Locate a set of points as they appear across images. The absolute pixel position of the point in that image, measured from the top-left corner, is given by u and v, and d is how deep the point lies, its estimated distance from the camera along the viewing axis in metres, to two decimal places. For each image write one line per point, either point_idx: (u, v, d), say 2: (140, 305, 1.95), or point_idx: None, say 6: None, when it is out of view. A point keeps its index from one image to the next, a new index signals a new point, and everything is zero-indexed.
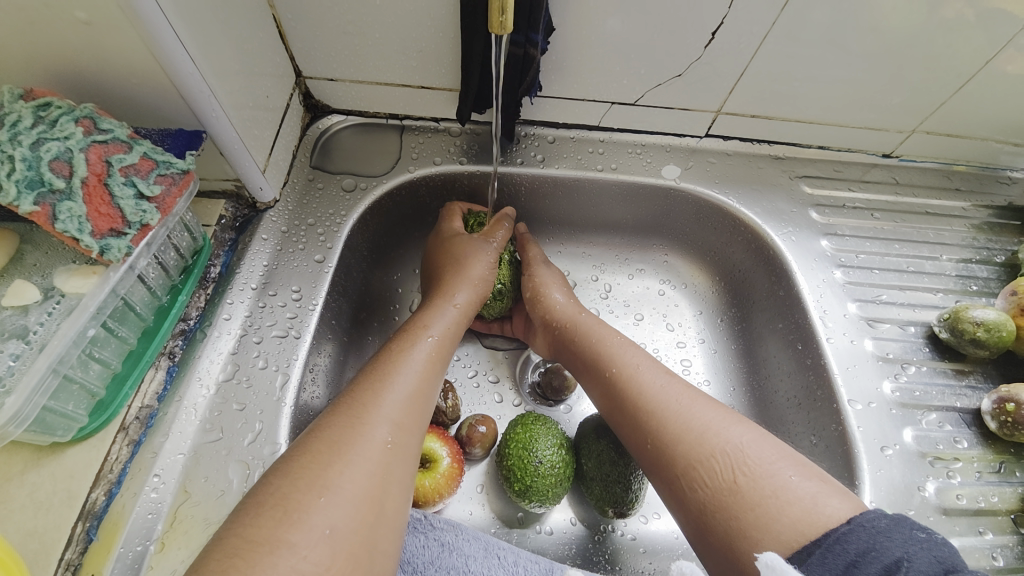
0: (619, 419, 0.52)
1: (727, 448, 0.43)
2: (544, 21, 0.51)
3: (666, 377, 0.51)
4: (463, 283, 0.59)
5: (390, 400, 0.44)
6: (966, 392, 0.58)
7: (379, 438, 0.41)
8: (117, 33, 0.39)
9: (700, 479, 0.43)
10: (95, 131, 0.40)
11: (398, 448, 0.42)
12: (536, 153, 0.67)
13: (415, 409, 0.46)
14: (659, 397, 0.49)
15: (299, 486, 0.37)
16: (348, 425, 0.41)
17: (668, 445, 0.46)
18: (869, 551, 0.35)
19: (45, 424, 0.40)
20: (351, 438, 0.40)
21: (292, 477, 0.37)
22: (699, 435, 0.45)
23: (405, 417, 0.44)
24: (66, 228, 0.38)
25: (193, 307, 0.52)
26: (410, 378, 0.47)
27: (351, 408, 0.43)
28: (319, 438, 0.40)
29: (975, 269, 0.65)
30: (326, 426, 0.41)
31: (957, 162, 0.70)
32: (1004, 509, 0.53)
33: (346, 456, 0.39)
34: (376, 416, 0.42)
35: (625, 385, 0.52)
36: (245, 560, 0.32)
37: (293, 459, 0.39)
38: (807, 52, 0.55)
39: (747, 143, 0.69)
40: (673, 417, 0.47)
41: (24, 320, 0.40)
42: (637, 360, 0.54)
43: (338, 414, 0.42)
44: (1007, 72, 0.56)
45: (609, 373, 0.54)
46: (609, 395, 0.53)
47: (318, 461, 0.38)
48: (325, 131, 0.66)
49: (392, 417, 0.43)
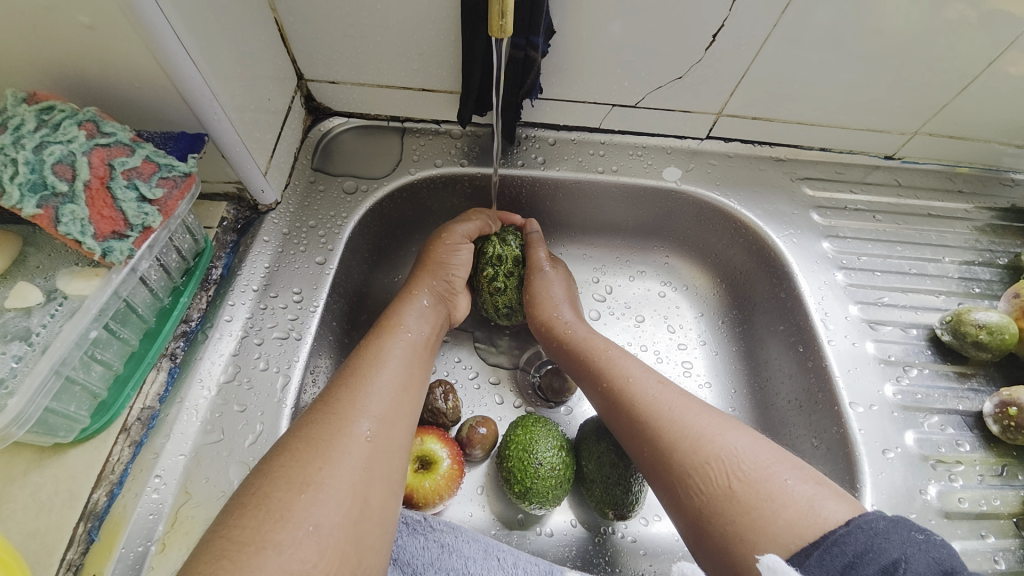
0: (620, 431, 0.52)
1: (721, 454, 0.43)
2: (545, 23, 0.51)
3: (658, 385, 0.51)
4: (427, 273, 0.60)
5: (370, 394, 0.44)
6: (968, 395, 0.58)
7: (360, 433, 0.41)
8: (120, 36, 0.39)
9: (695, 484, 0.43)
10: (98, 135, 0.41)
11: (382, 440, 0.42)
12: (537, 155, 0.67)
13: (397, 402, 0.46)
14: (653, 406, 0.49)
15: (280, 485, 0.37)
16: (328, 421, 0.41)
17: (664, 452, 0.46)
18: (866, 552, 0.34)
19: (46, 425, 0.40)
20: (331, 434, 0.40)
21: (274, 476, 0.38)
22: (693, 441, 0.45)
23: (388, 410, 0.44)
24: (69, 231, 0.38)
25: (194, 308, 0.52)
26: (391, 372, 0.47)
27: (331, 405, 0.43)
28: (298, 435, 0.40)
29: (977, 271, 0.65)
30: (305, 424, 0.42)
31: (959, 164, 0.70)
32: (1006, 512, 0.52)
33: (328, 453, 0.39)
34: (356, 412, 0.43)
35: (620, 396, 0.52)
36: (235, 562, 0.33)
37: (274, 457, 0.39)
38: (808, 53, 0.55)
39: (748, 145, 0.69)
40: (667, 424, 0.47)
41: (27, 323, 0.40)
42: (629, 369, 0.54)
43: (318, 411, 0.43)
44: (1010, 74, 0.56)
45: (604, 383, 0.54)
46: (607, 406, 0.53)
47: (299, 458, 0.39)
48: (326, 133, 0.66)
49: (374, 411, 0.43)
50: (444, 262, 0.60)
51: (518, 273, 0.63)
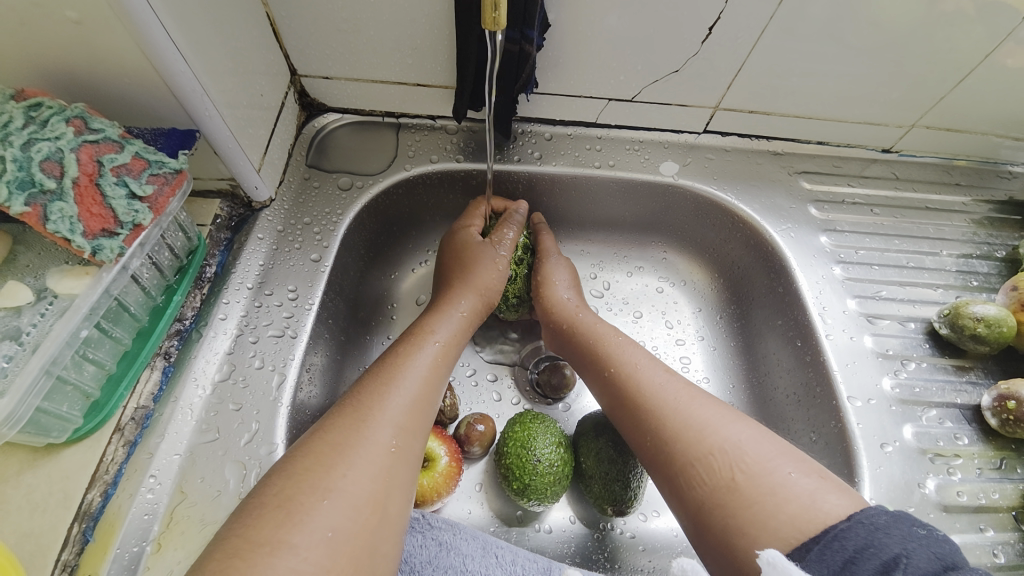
0: (622, 419, 0.51)
1: (725, 446, 0.43)
2: (539, 17, 0.51)
3: (664, 375, 0.51)
4: (470, 290, 0.59)
5: (395, 403, 0.44)
6: (966, 388, 0.58)
7: (385, 442, 0.41)
8: (109, 32, 0.39)
9: (698, 475, 0.43)
10: (86, 131, 0.40)
11: (403, 453, 0.42)
12: (534, 151, 0.67)
13: (420, 414, 0.46)
14: (656, 395, 0.49)
15: (302, 488, 0.37)
16: (353, 427, 0.41)
17: (665, 442, 0.46)
18: (867, 548, 0.34)
19: (39, 425, 0.40)
20: (355, 441, 0.40)
21: (297, 479, 0.37)
22: (697, 433, 0.45)
23: (411, 421, 0.44)
24: (58, 229, 0.38)
25: (188, 306, 0.51)
26: (417, 381, 0.47)
27: (355, 410, 0.43)
28: (323, 439, 0.40)
29: (976, 264, 0.65)
30: (331, 427, 0.41)
31: (957, 157, 0.69)
32: (1005, 505, 0.52)
33: (351, 459, 0.39)
34: (381, 420, 0.42)
35: (625, 383, 0.52)
36: (245, 561, 0.32)
37: (298, 459, 0.39)
38: (805, 46, 0.55)
39: (746, 139, 0.69)
40: (671, 414, 0.47)
41: (17, 322, 0.40)
42: (636, 357, 0.53)
43: (342, 415, 0.42)
44: (1007, 66, 0.56)
45: (609, 372, 0.54)
46: (609, 395, 0.53)
47: (322, 463, 0.38)
48: (321, 129, 0.65)
49: (397, 421, 0.43)
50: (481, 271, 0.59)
51: (526, 260, 0.64)
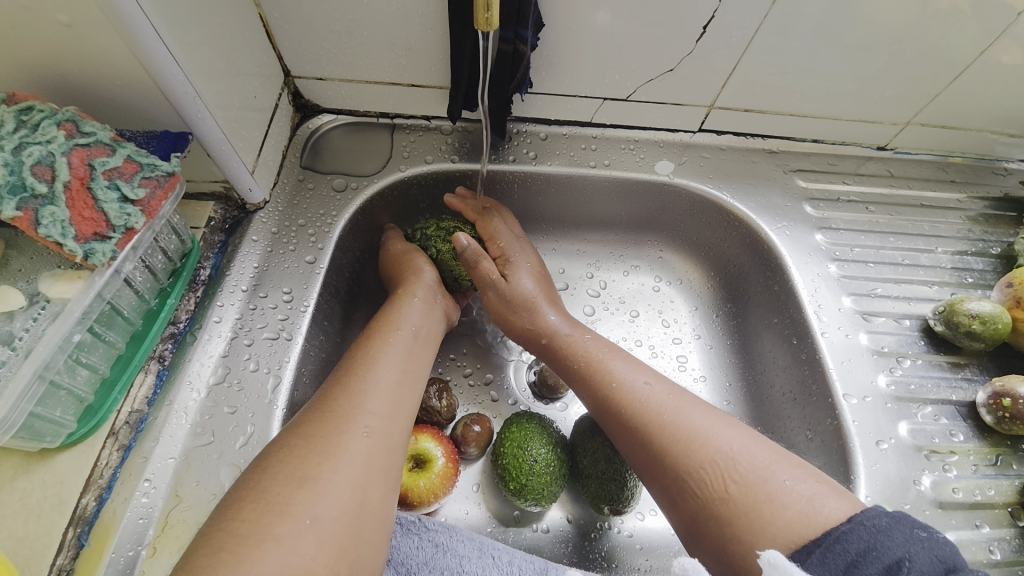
0: (612, 434, 0.51)
1: (717, 456, 0.43)
2: (533, 17, 0.51)
3: (646, 386, 0.50)
4: (416, 279, 0.59)
5: (367, 392, 0.44)
6: (962, 384, 0.58)
7: (359, 429, 0.41)
8: (100, 34, 0.38)
9: (692, 486, 0.43)
10: (77, 134, 0.40)
11: (380, 435, 0.42)
12: (529, 151, 0.67)
13: (397, 400, 0.45)
14: (642, 411, 0.48)
15: (280, 479, 0.37)
16: (326, 418, 0.41)
17: (657, 454, 0.46)
18: (870, 551, 0.34)
19: (33, 430, 0.40)
20: (330, 431, 0.40)
21: (273, 470, 0.37)
22: (687, 444, 0.44)
23: (388, 407, 0.44)
24: (49, 233, 0.37)
25: (182, 310, 0.51)
26: (388, 370, 0.47)
27: (325, 403, 0.43)
28: (297, 432, 0.40)
29: (970, 261, 0.65)
30: (305, 421, 0.41)
31: (952, 154, 0.70)
32: (1001, 502, 0.52)
33: (326, 448, 0.39)
34: (354, 409, 0.42)
35: (611, 394, 0.51)
36: (234, 554, 0.32)
37: (273, 453, 0.39)
38: (799, 45, 0.55)
39: (741, 137, 0.69)
40: (660, 425, 0.46)
41: (9, 327, 0.39)
42: (614, 367, 0.53)
43: (315, 409, 0.42)
44: (1001, 63, 0.56)
45: (592, 386, 0.53)
46: (597, 409, 0.52)
47: (297, 454, 0.38)
48: (315, 131, 0.65)
49: (372, 408, 0.43)
50: (419, 267, 0.60)
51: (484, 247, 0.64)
